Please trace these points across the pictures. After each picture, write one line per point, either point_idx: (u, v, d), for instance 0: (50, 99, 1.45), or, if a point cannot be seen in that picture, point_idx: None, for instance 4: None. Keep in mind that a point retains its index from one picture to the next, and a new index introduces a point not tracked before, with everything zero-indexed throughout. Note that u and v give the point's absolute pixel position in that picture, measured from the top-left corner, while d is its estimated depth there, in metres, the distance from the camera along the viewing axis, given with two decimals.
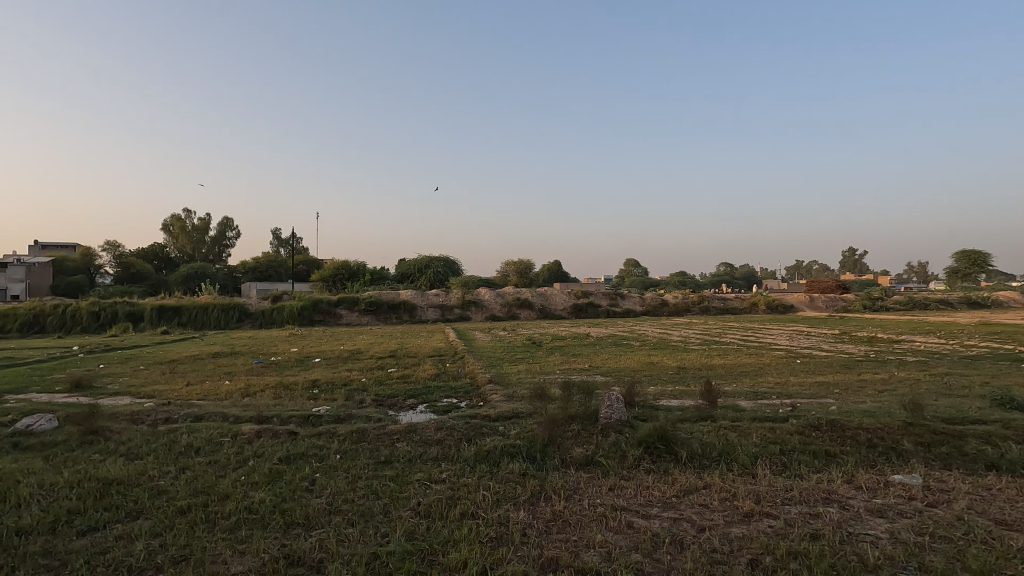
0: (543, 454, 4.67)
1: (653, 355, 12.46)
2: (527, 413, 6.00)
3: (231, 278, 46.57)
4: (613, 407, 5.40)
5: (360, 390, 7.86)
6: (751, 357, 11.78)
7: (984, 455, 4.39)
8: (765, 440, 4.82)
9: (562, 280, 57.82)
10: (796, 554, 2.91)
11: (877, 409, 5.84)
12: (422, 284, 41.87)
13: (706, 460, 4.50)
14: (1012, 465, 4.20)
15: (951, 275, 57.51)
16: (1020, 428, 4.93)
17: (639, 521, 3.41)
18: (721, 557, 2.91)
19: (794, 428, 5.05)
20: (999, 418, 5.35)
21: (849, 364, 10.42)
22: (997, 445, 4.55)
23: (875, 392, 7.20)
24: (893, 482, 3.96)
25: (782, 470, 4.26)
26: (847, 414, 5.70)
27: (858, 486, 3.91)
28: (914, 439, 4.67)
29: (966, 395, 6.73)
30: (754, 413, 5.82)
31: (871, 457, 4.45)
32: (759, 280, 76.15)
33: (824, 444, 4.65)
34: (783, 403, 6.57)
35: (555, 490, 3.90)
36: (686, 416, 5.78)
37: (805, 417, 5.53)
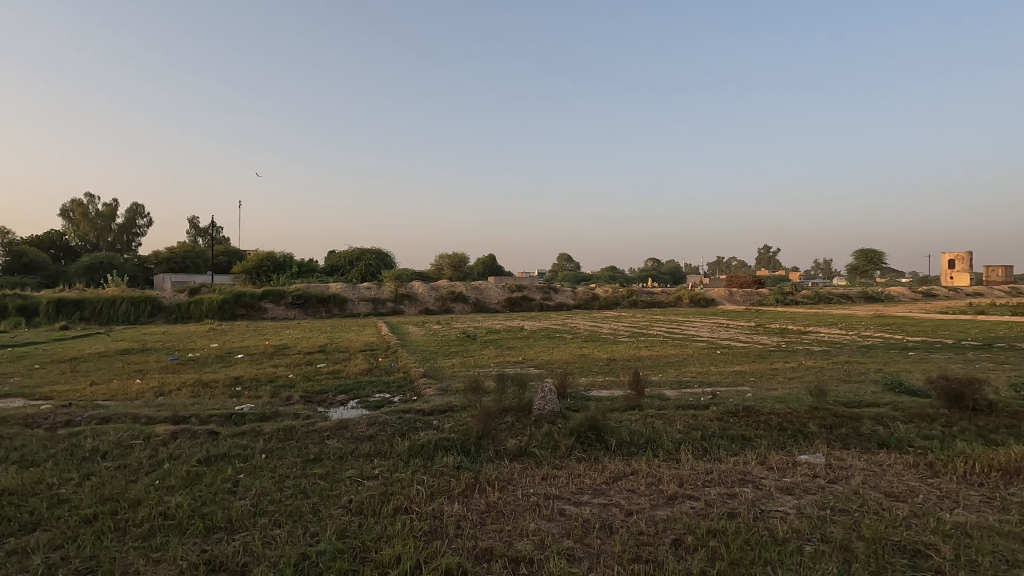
0: (477, 447, 4.69)
1: (584, 347, 12.83)
2: (462, 406, 6.01)
3: (142, 269, 43.35)
4: (546, 399, 5.50)
5: (287, 387, 7.54)
6: (676, 349, 12.33)
7: (876, 434, 4.85)
8: (688, 426, 5.09)
9: (497, 274, 58.29)
10: (715, 532, 3.11)
11: (787, 395, 6.32)
12: (354, 277, 40.82)
13: (633, 447, 4.69)
14: (899, 443, 4.67)
15: (852, 274, 62.62)
16: (907, 410, 5.48)
17: (571, 508, 3.51)
18: (647, 539, 3.05)
19: (714, 414, 5.37)
20: (890, 401, 5.91)
21: (763, 353, 11.22)
22: (888, 425, 5.04)
23: (785, 379, 7.78)
24: (800, 461, 4.30)
25: (703, 454, 4.52)
26: (761, 400, 6.14)
27: (770, 467, 4.21)
28: (818, 423, 5.09)
29: (862, 380, 7.41)
30: (678, 402, 6.14)
31: (781, 439, 4.81)
32: (682, 276, 80.03)
33: (741, 429, 4.97)
34: (704, 391, 6.97)
35: (489, 482, 3.93)
36: (616, 405, 5.99)
37: (724, 404, 5.89)
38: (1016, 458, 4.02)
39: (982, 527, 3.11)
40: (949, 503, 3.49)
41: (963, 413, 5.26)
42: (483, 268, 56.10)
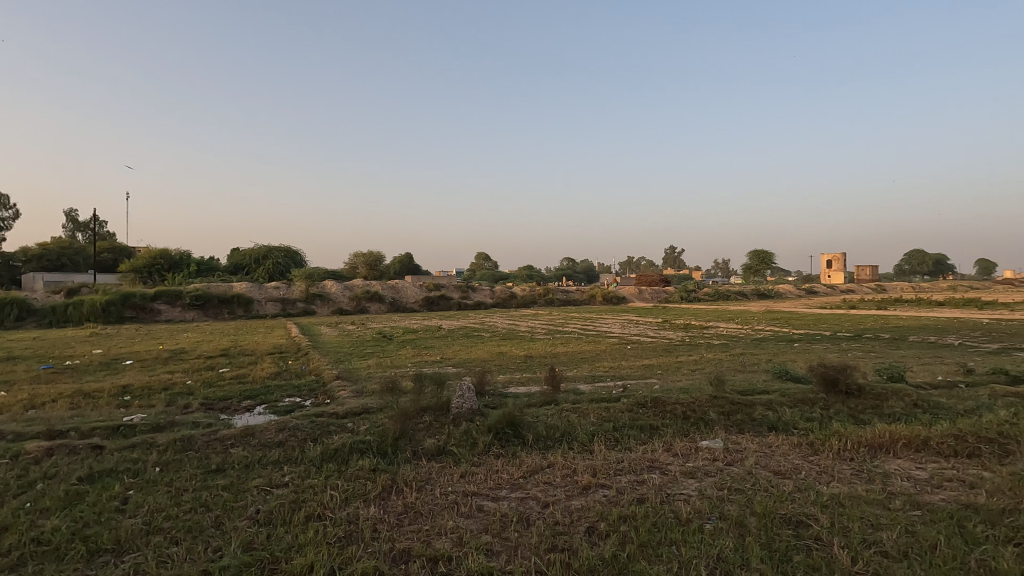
0: (394, 448, 4.61)
1: (502, 345, 12.96)
2: (378, 407, 5.87)
3: (6, 267, 38.31)
4: (464, 397, 5.51)
5: (185, 394, 6.99)
6: (590, 345, 12.78)
7: (767, 418, 5.31)
8: (601, 418, 5.30)
9: (414, 273, 57.36)
10: (625, 517, 3.27)
11: (690, 386, 6.76)
12: (260, 276, 38.51)
13: (550, 440, 4.81)
14: (786, 426, 5.14)
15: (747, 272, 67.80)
16: (792, 395, 6.04)
17: (489, 504, 3.54)
18: (562, 529, 3.16)
19: (625, 406, 5.63)
20: (778, 388, 6.49)
21: (669, 348, 11.90)
22: (776, 410, 5.53)
23: (688, 371, 8.31)
24: (701, 447, 4.62)
25: (614, 444, 4.73)
26: (667, 391, 6.53)
27: (675, 453, 4.49)
28: (718, 410, 5.49)
29: (755, 370, 8.08)
30: (591, 395, 6.38)
31: (685, 427, 5.13)
32: (596, 275, 82.87)
33: (649, 419, 5.26)
34: (615, 385, 7.29)
35: (406, 482, 3.88)
36: (533, 401, 6.12)
37: (634, 396, 6.20)
38: (879, 434, 4.58)
39: (852, 496, 3.51)
40: (825, 477, 3.90)
41: (838, 396, 5.89)
42: (400, 267, 54.98)
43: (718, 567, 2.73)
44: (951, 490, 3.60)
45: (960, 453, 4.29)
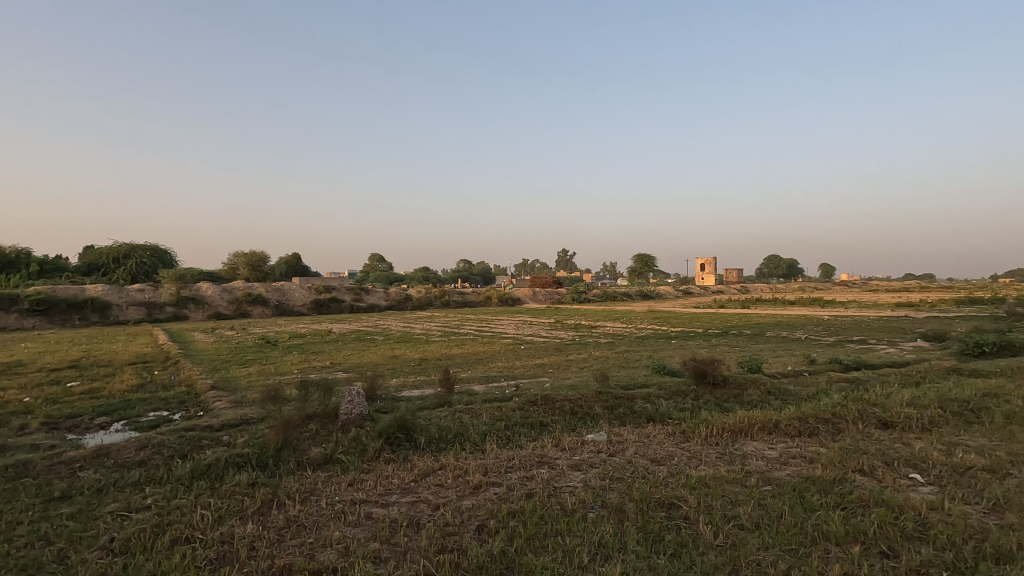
0: (275, 460, 4.35)
1: (396, 349, 12.68)
2: (258, 418, 5.50)
3: None
4: (353, 402, 5.34)
5: (20, 414, 6.05)
6: (485, 346, 12.91)
7: (646, 410, 5.70)
8: (493, 418, 5.39)
9: (301, 274, 54.34)
10: (514, 512, 3.35)
11: (578, 383, 7.09)
12: (119, 277, 34.35)
13: (442, 442, 4.80)
14: (662, 416, 5.56)
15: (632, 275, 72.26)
16: (668, 388, 6.55)
17: (378, 511, 3.46)
18: (452, 529, 3.17)
19: (516, 405, 5.77)
20: (657, 382, 7.00)
21: (560, 347, 12.35)
22: (654, 402, 5.97)
23: (577, 369, 8.69)
24: (587, 440, 4.86)
25: (506, 442, 4.82)
26: (556, 389, 6.79)
27: (563, 448, 4.67)
28: (602, 405, 5.80)
29: (636, 366, 8.65)
30: (485, 396, 6.46)
31: (572, 422, 5.37)
32: (492, 276, 83.84)
33: (539, 416, 5.44)
34: (508, 384, 7.44)
35: (289, 495, 3.68)
36: (426, 403, 6.07)
37: (525, 395, 6.37)
38: (740, 420, 5.10)
39: (716, 477, 3.88)
40: (694, 461, 4.28)
41: (706, 387, 6.48)
42: (286, 268, 51.81)
43: (599, 552, 2.89)
44: (795, 465, 4.11)
45: (803, 433, 4.90)
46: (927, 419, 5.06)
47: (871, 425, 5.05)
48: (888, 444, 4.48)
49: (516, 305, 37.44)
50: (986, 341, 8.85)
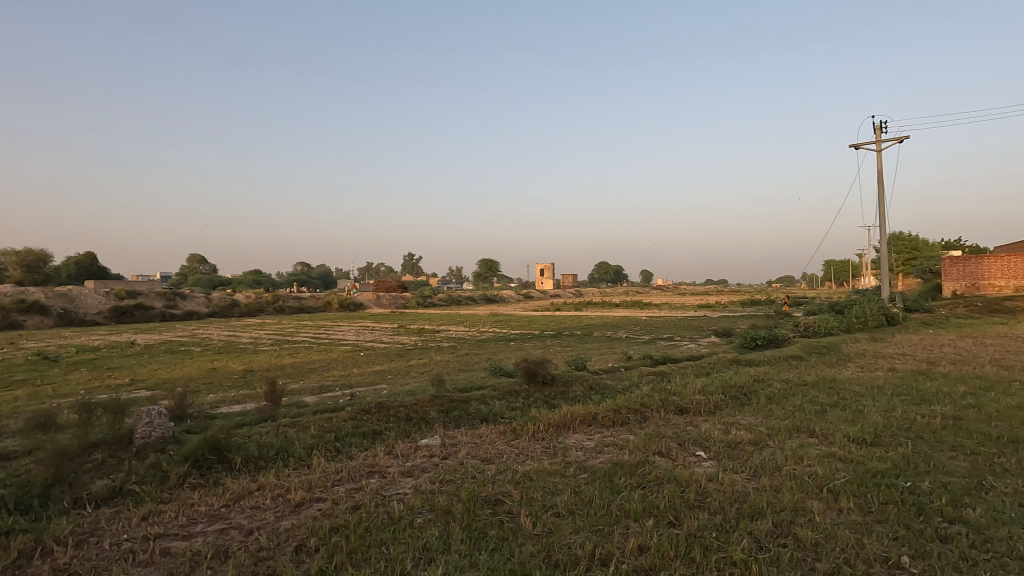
0: (43, 499, 3.64)
1: (217, 360, 11.42)
2: (22, 450, 4.56)
3: None
4: (153, 424, 4.69)
5: None
6: (321, 354, 12.21)
7: (480, 411, 5.87)
8: (322, 430, 5.12)
9: (96, 277, 46.21)
10: (337, 527, 3.22)
11: (416, 388, 7.06)
12: None
13: (262, 461, 4.43)
14: (495, 416, 5.77)
15: (478, 279, 74.06)
16: (502, 388, 6.83)
17: (178, 544, 3.08)
18: (266, 554, 2.94)
19: (348, 414, 5.56)
20: (492, 383, 7.26)
21: (401, 352, 12.19)
22: (488, 403, 6.17)
23: (416, 374, 8.65)
24: (421, 445, 4.86)
25: (334, 455, 4.62)
26: (393, 396, 6.68)
27: (396, 455, 4.62)
28: (438, 409, 5.85)
29: (475, 369, 8.88)
30: (315, 407, 6.12)
31: (406, 428, 5.33)
32: (333, 280, 79.69)
33: (372, 425, 5.30)
34: (343, 394, 7.13)
35: (59, 539, 3.11)
36: (246, 420, 5.56)
37: (359, 404, 6.17)
38: (563, 415, 5.50)
39: (540, 471, 4.14)
40: (521, 457, 4.51)
41: (537, 385, 6.88)
42: (75, 270, 43.67)
43: (423, 556, 2.90)
44: (607, 453, 4.55)
45: (616, 423, 5.45)
46: (712, 404, 5.95)
47: (671, 411, 5.79)
48: (682, 427, 5.18)
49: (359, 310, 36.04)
50: (759, 336, 10.69)
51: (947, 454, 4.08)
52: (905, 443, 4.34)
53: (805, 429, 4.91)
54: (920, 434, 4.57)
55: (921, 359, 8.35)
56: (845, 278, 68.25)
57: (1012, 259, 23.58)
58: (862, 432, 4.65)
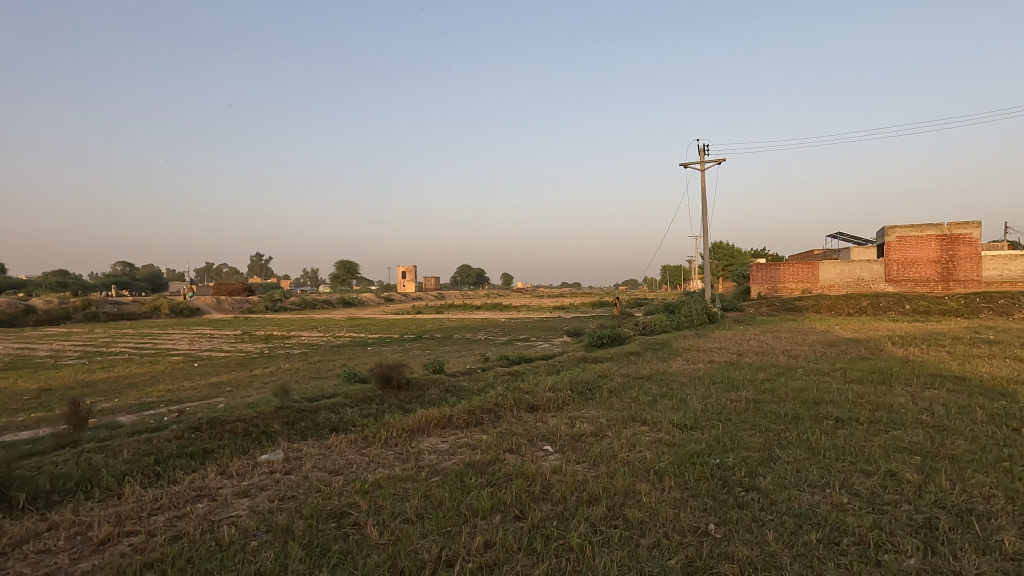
0: None
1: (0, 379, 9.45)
2: None
3: None
4: None
5: None
6: (144, 367, 10.72)
7: (329, 421, 5.57)
8: (138, 453, 4.49)
9: None
10: (152, 562, 2.85)
11: (257, 401, 6.51)
12: None
13: (56, 495, 3.76)
14: (345, 425, 5.52)
15: (335, 281, 70.67)
16: (355, 395, 6.57)
17: None
18: None
19: (173, 433, 4.95)
20: (345, 391, 6.96)
21: (244, 361, 11.16)
22: (339, 412, 5.89)
23: (260, 384, 7.98)
24: (260, 462, 4.48)
25: (153, 481, 4.07)
26: (230, 410, 6.09)
27: (229, 475, 4.20)
28: (282, 421, 5.44)
29: (327, 377, 8.44)
30: (132, 428, 5.36)
31: (244, 444, 4.88)
32: (163, 283, 70.48)
33: (203, 443, 4.78)
34: (169, 411, 6.33)
35: None
36: (36, 448, 4.68)
37: (187, 421, 5.52)
38: (417, 419, 5.45)
39: (390, 478, 4.05)
40: (372, 465, 4.37)
41: (392, 391, 6.73)
42: None
43: None
44: (460, 454, 4.60)
45: (470, 424, 5.53)
46: (561, 400, 6.31)
47: (522, 409, 6.03)
48: (532, 424, 5.42)
49: (195, 316, 32.28)
50: (605, 335, 11.58)
51: (748, 433, 4.78)
52: (717, 425, 5.00)
53: (639, 418, 5.42)
54: (729, 417, 5.30)
55: (733, 352, 9.67)
56: (678, 282, 76.61)
57: (801, 266, 28.34)
58: (684, 418, 5.26)
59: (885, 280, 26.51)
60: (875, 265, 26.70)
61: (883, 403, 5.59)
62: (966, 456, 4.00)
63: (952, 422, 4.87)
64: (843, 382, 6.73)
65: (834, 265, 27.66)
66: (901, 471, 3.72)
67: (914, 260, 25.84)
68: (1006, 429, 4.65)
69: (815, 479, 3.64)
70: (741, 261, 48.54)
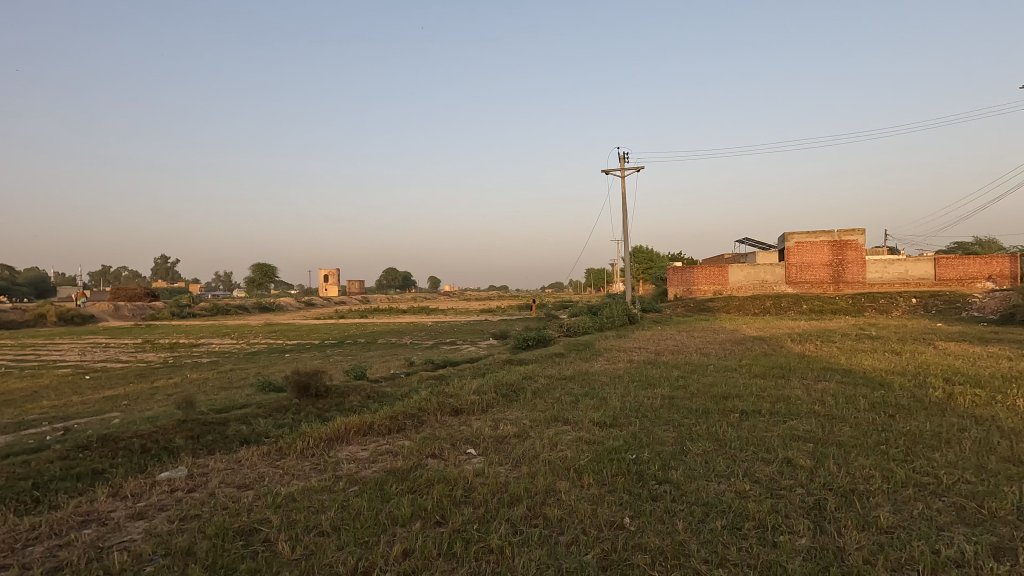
0: None
1: None
2: None
3: None
4: None
5: None
6: (23, 381, 9.61)
7: (239, 433, 5.25)
8: (12, 478, 4.02)
9: None
10: None
11: (159, 414, 6.03)
12: None
13: None
14: (257, 436, 5.22)
15: (250, 285, 67.03)
16: (269, 405, 6.25)
17: None
18: None
19: (57, 453, 4.47)
20: (258, 401, 6.60)
21: (145, 372, 10.31)
22: (251, 423, 5.57)
23: (163, 397, 7.40)
24: (160, 480, 4.14)
25: (30, 508, 3.66)
26: (126, 425, 5.59)
27: (123, 496, 3.85)
28: (185, 435, 5.06)
29: (239, 386, 7.97)
30: (5, 450, 4.78)
31: (142, 462, 4.49)
32: (50, 288, 63.76)
33: (92, 463, 4.35)
34: (53, 429, 5.72)
35: None
36: None
37: (75, 439, 5.01)
38: (336, 428, 5.25)
39: (306, 490, 3.87)
40: (286, 478, 4.16)
41: (309, 399, 6.46)
42: None
43: None
44: (381, 461, 4.48)
45: (392, 431, 5.40)
46: (485, 402, 6.32)
47: (446, 413, 5.98)
48: (456, 427, 5.38)
49: (87, 325, 29.44)
50: (530, 337, 11.74)
51: (662, 428, 5.00)
52: (634, 422, 5.20)
53: (561, 418, 5.53)
54: (646, 413, 5.52)
55: (650, 351, 10.11)
56: (601, 285, 79.18)
57: (713, 269, 30.10)
58: (604, 416, 5.43)
59: (786, 282, 28.67)
60: (777, 268, 28.84)
61: (782, 395, 6.05)
62: (851, 441, 4.41)
63: (839, 411, 5.35)
64: (748, 377, 7.22)
65: (741, 268, 29.59)
66: (795, 458, 4.03)
67: (810, 263, 28.16)
68: (884, 415, 5.17)
69: (721, 469, 3.87)
70: (659, 264, 50.88)
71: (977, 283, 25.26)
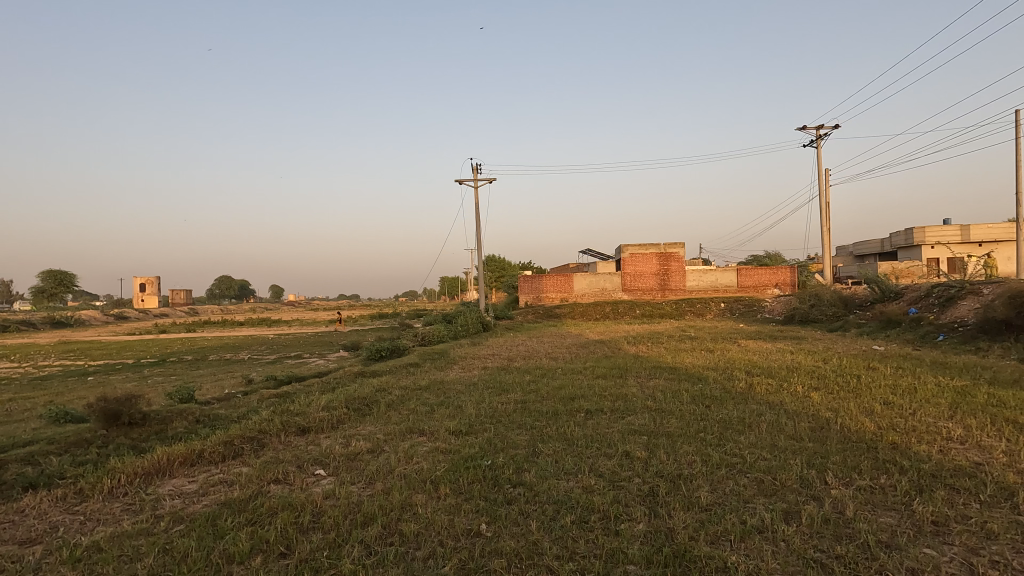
0: None
1: None
2: None
3: None
4: None
5: None
6: None
7: (22, 477, 4.30)
8: None
9: None
10: None
11: None
12: None
13: None
14: (49, 479, 4.32)
15: (36, 296, 55.99)
16: (64, 440, 5.24)
17: None
18: None
19: None
20: (48, 436, 5.50)
21: None
22: (38, 463, 4.61)
23: None
24: None
25: None
26: None
27: None
28: None
29: (23, 419, 6.60)
30: None
31: None
32: None
33: None
34: None
35: None
36: None
37: None
38: (156, 460, 4.58)
39: (115, 536, 3.30)
40: (89, 525, 3.52)
41: (119, 429, 5.54)
42: None
43: None
44: (213, 493, 3.99)
45: (227, 457, 4.87)
46: (335, 419, 5.97)
47: (291, 433, 5.54)
48: (302, 448, 5.01)
49: None
50: (383, 347, 11.40)
51: (515, 432, 5.18)
52: (488, 428, 5.30)
53: (416, 429, 5.44)
54: (499, 419, 5.67)
55: (503, 357, 10.44)
56: (454, 293, 80.08)
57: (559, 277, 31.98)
58: (459, 424, 5.45)
59: (622, 289, 31.50)
60: (615, 277, 31.56)
61: (621, 394, 6.62)
62: (676, 431, 4.97)
63: (667, 405, 6.01)
64: (590, 378, 7.79)
65: (584, 276, 31.86)
66: (632, 450, 4.44)
67: (641, 272, 31.30)
68: (701, 406, 5.93)
69: (569, 466, 4.12)
70: (510, 274, 52.83)
71: (767, 290, 30.19)
